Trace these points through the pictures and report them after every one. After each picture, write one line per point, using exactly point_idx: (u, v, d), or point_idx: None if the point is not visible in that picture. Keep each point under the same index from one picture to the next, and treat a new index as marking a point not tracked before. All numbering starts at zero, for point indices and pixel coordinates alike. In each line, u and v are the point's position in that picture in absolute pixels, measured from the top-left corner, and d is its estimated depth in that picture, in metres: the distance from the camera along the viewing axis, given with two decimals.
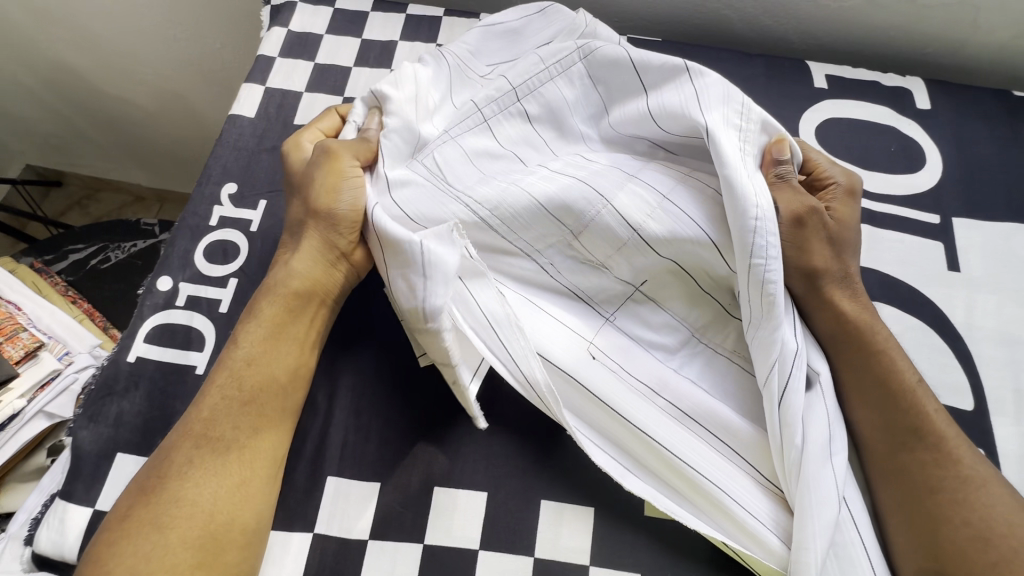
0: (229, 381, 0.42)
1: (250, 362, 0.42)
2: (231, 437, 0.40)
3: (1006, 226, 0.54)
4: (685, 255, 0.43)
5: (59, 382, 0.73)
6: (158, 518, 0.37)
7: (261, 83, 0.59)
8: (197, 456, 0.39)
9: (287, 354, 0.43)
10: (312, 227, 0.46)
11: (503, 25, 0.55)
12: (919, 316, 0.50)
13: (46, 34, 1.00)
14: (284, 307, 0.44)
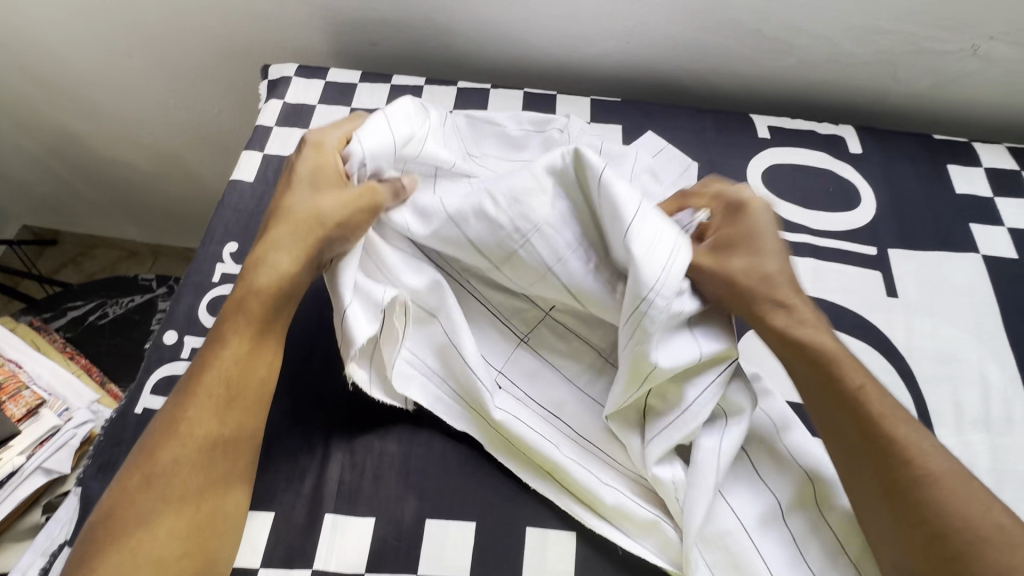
0: (190, 406, 0.44)
1: (212, 381, 0.45)
2: (192, 456, 0.43)
3: (936, 255, 0.60)
4: (584, 294, 0.47)
5: (59, 438, 0.75)
6: (146, 505, 0.41)
7: (259, 151, 0.65)
8: (155, 470, 0.42)
9: (244, 380, 0.45)
10: (302, 233, 0.48)
11: (504, 127, 0.61)
12: (864, 340, 0.55)
13: (54, 106, 1.06)
14: (259, 311, 0.47)
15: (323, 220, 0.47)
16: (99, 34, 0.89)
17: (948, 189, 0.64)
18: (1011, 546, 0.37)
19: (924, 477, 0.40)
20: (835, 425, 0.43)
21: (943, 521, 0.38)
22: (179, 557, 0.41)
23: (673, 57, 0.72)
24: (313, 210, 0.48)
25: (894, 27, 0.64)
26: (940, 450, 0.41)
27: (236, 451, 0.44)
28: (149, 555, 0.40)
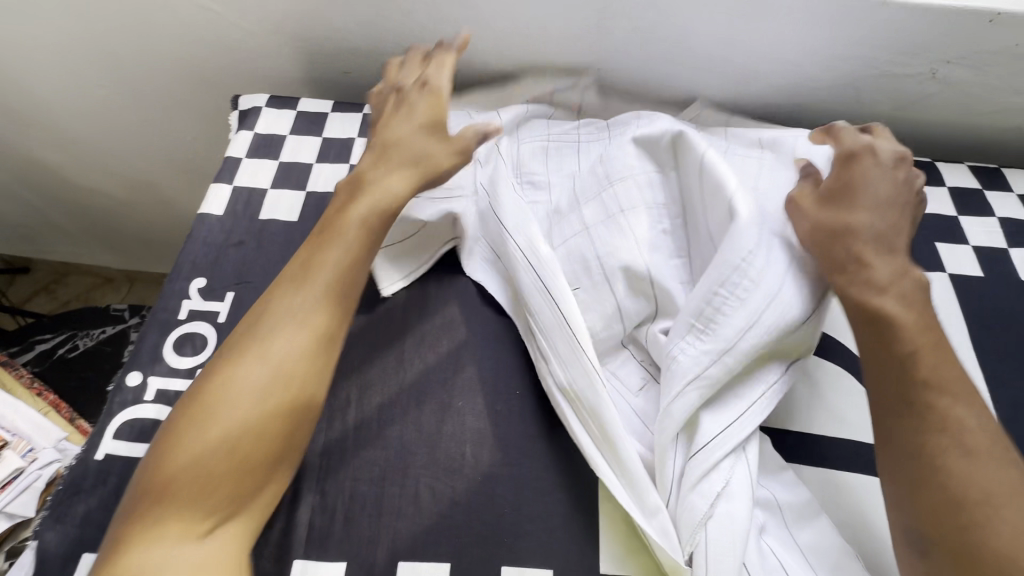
0: (270, 352, 0.44)
1: (298, 334, 0.45)
2: (267, 411, 0.43)
3: None
4: (657, 265, 0.52)
5: (22, 480, 0.72)
6: (185, 490, 0.40)
7: (228, 183, 0.64)
8: (230, 411, 0.42)
9: (324, 353, 0.46)
10: (411, 164, 0.54)
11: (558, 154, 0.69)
12: (836, 362, 0.55)
13: (22, 136, 1.04)
14: (324, 318, 0.46)
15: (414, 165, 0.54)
16: (64, 64, 0.87)
17: None
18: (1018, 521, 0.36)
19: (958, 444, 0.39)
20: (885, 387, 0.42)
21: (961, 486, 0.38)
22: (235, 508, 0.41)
23: (643, 82, 0.73)
24: (418, 148, 0.54)
25: (856, 52, 0.66)
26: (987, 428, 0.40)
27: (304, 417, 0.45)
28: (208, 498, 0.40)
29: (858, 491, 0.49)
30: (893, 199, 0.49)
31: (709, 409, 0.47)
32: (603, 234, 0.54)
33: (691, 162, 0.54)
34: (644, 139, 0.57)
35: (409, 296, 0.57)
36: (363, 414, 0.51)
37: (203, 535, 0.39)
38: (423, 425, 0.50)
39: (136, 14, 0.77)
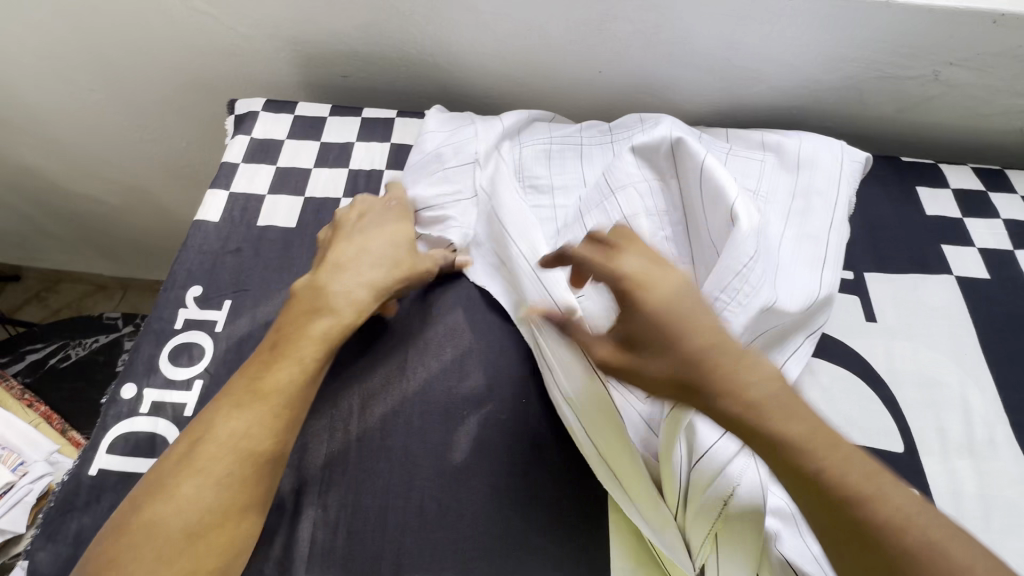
0: (217, 442, 0.41)
1: (242, 437, 0.42)
2: (208, 522, 0.40)
3: (911, 277, 0.60)
4: None
5: (13, 495, 0.70)
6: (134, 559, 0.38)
7: (225, 189, 0.63)
8: (173, 505, 0.40)
9: (268, 456, 0.42)
10: (387, 267, 0.51)
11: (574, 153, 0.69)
12: (846, 367, 0.55)
13: (12, 143, 1.02)
14: (285, 385, 0.44)
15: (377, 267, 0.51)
16: (55, 69, 0.86)
17: (919, 211, 0.65)
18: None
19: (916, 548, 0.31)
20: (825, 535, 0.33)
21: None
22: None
23: (643, 85, 0.72)
24: (386, 251, 0.52)
25: (858, 54, 0.65)
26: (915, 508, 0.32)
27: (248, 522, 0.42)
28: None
29: None
30: (693, 304, 0.39)
31: None
32: None
33: (689, 169, 0.54)
34: (642, 149, 0.57)
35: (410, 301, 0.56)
36: (366, 425, 0.49)
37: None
38: (428, 435, 0.49)
39: (129, 18, 0.76)
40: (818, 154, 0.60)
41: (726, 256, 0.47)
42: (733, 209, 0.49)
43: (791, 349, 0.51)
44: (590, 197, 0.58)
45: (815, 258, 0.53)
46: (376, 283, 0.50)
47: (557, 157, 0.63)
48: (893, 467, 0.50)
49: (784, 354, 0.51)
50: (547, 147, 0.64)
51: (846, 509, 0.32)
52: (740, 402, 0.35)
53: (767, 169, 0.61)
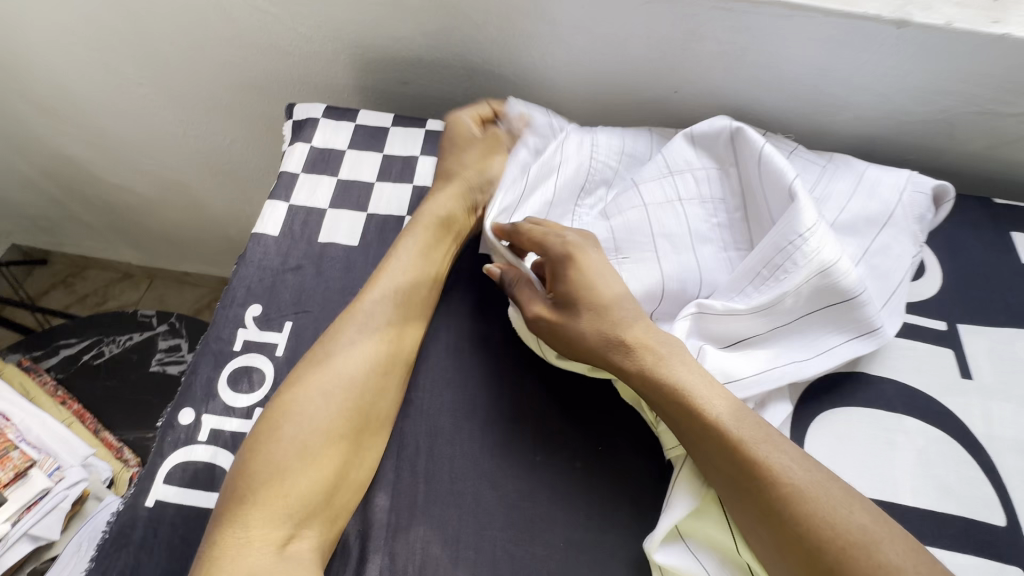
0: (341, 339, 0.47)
1: (364, 331, 0.48)
2: (340, 414, 0.45)
3: (1008, 331, 0.56)
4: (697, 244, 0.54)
5: (48, 502, 0.68)
6: (277, 455, 0.42)
7: (285, 201, 0.60)
8: (309, 403, 0.45)
9: (389, 359, 0.48)
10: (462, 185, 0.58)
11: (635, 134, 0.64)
12: (942, 429, 0.51)
13: (51, 131, 1.00)
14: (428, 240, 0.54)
15: (465, 172, 0.59)
16: (101, 60, 0.83)
17: (1015, 258, 0.61)
18: (874, 548, 0.36)
19: (797, 494, 0.38)
20: (718, 466, 0.41)
21: (823, 539, 0.36)
22: (311, 518, 0.42)
23: (718, 107, 0.69)
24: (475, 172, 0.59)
25: (958, 88, 0.61)
26: (804, 459, 0.40)
27: (378, 425, 0.46)
28: (287, 503, 0.41)
29: None
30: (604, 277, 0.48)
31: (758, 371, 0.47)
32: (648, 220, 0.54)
33: (752, 154, 0.54)
34: (700, 135, 0.57)
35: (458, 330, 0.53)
36: (435, 467, 0.47)
37: (281, 547, 0.40)
38: (506, 488, 0.46)
39: (183, 12, 0.73)
40: (881, 180, 0.57)
41: (775, 230, 0.48)
42: (792, 187, 0.50)
43: (837, 339, 0.49)
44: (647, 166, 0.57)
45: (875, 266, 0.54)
46: (459, 189, 0.58)
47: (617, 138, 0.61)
48: (994, 543, 0.46)
49: (832, 337, 0.49)
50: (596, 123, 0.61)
51: (796, 531, 0.37)
52: (647, 362, 0.45)
53: (825, 175, 0.58)
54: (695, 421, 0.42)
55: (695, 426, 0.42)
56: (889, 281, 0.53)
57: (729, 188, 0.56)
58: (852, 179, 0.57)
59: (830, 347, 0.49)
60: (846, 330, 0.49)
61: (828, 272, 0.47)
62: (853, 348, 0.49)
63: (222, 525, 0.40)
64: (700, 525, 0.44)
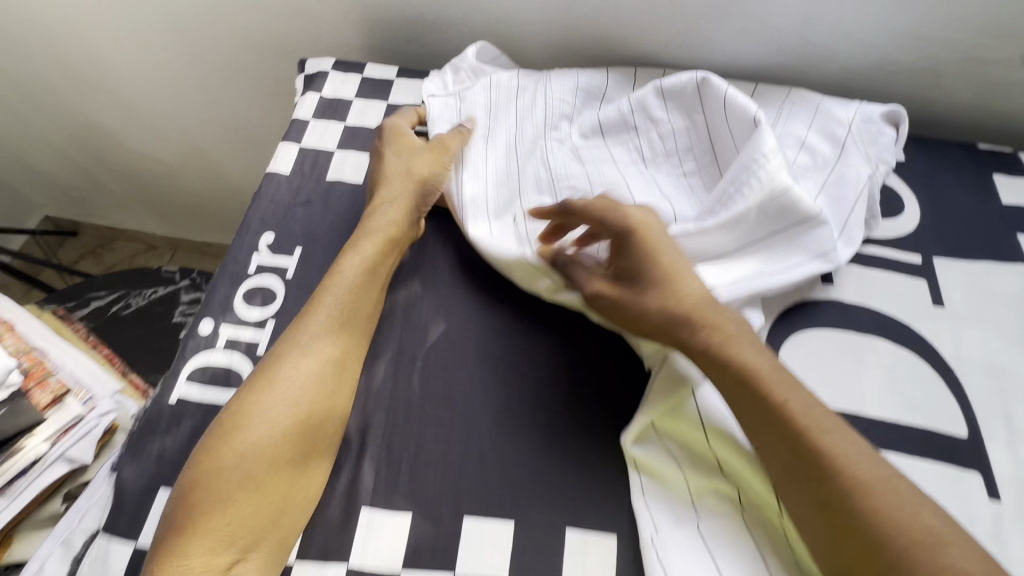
0: (278, 360, 0.47)
1: (307, 351, 0.47)
2: (281, 441, 0.44)
3: (983, 265, 0.59)
4: (663, 186, 0.60)
5: (82, 427, 0.75)
6: (216, 478, 0.42)
7: (296, 143, 0.64)
8: (247, 424, 0.44)
9: (333, 381, 0.47)
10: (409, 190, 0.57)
11: (592, 85, 0.68)
12: (911, 350, 0.54)
13: (83, 100, 1.07)
14: (377, 253, 0.53)
15: (414, 178, 0.58)
16: (127, 25, 0.89)
17: (995, 198, 0.63)
18: (941, 547, 0.35)
19: (861, 487, 0.38)
20: (778, 447, 0.41)
21: (884, 532, 0.36)
22: (255, 544, 0.41)
23: (708, 60, 0.71)
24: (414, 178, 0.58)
25: (941, 33, 0.63)
26: (868, 453, 0.40)
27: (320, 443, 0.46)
28: (229, 530, 0.41)
29: (931, 480, 0.48)
30: (675, 255, 0.49)
31: (726, 284, 0.51)
32: (615, 171, 0.61)
33: (716, 99, 0.60)
34: (669, 89, 0.63)
35: (454, 259, 0.58)
36: (429, 373, 0.51)
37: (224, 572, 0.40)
38: (496, 393, 0.50)
39: None
40: (853, 125, 0.60)
41: (741, 151, 0.52)
42: (758, 117, 0.55)
43: (796, 262, 0.53)
44: (616, 122, 0.65)
45: (844, 198, 0.57)
46: (408, 198, 0.57)
47: (585, 90, 0.67)
48: (955, 451, 0.49)
49: (795, 257, 0.53)
50: (546, 82, 0.67)
51: (850, 518, 0.37)
52: (720, 338, 0.44)
53: (783, 123, 0.63)
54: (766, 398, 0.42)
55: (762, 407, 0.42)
56: (850, 205, 0.57)
57: (694, 134, 0.62)
58: (805, 123, 0.62)
59: (796, 266, 0.53)
60: (806, 252, 0.53)
61: (784, 191, 0.51)
62: (814, 267, 0.53)
63: (162, 551, 0.40)
64: (672, 426, 0.47)
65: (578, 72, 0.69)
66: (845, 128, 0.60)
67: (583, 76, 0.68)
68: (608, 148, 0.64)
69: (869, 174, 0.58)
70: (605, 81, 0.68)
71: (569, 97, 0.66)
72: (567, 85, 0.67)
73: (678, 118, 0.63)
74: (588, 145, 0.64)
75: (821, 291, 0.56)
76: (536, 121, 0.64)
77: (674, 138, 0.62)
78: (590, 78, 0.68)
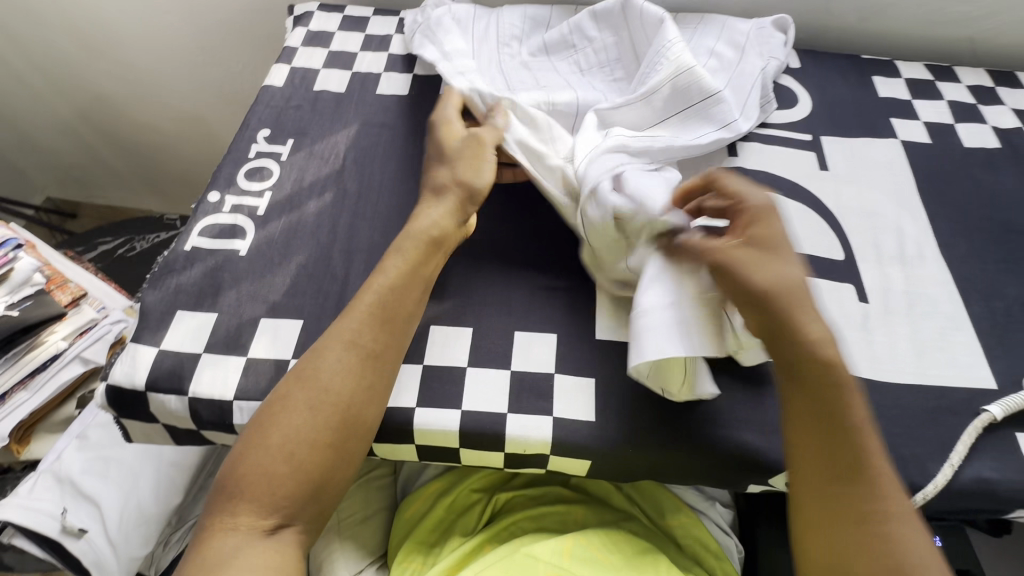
0: (327, 346, 0.49)
1: (353, 343, 0.49)
2: (327, 429, 0.46)
3: (862, 140, 0.71)
4: (596, 88, 0.71)
5: (96, 331, 0.84)
6: (268, 448, 0.45)
7: (287, 64, 0.76)
8: (299, 403, 0.47)
9: (374, 372, 0.49)
10: (455, 192, 0.57)
11: (539, 17, 0.79)
12: (799, 201, 0.65)
13: (90, 67, 1.19)
14: (420, 250, 0.54)
15: (456, 180, 0.57)
16: None
17: (874, 93, 0.76)
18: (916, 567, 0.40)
19: (879, 509, 0.42)
20: (811, 458, 0.44)
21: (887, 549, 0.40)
22: (295, 514, 0.45)
23: None
24: (462, 180, 0.57)
25: None
26: (899, 486, 0.43)
27: (363, 426, 0.48)
28: (274, 498, 0.44)
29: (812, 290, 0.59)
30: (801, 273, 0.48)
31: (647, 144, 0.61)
32: (556, 78, 0.72)
33: (637, 14, 0.72)
34: (602, 13, 0.75)
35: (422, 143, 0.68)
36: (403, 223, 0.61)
37: (267, 533, 0.43)
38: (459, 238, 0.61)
39: None
40: (749, 35, 0.73)
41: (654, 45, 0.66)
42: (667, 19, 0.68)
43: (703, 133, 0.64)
44: (558, 42, 0.76)
45: (742, 90, 0.69)
46: (453, 202, 0.56)
47: (532, 18, 0.79)
48: (833, 269, 0.60)
49: (702, 129, 0.64)
50: (499, 13, 0.79)
51: (853, 532, 0.41)
52: (823, 354, 0.45)
53: (697, 36, 0.75)
54: (822, 424, 0.44)
55: (814, 429, 0.44)
56: (748, 92, 0.69)
57: (623, 47, 0.74)
58: (714, 37, 0.74)
59: (705, 134, 0.64)
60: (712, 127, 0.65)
61: (687, 69, 0.63)
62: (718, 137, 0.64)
63: (216, 509, 0.45)
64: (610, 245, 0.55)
65: (527, 8, 0.81)
66: (743, 36, 0.73)
67: (531, 11, 0.80)
68: (551, 63, 0.75)
69: (762, 68, 0.71)
70: (550, 13, 0.80)
71: (519, 25, 0.78)
72: (517, 16, 0.79)
73: (609, 36, 0.75)
74: (534, 60, 0.75)
75: (727, 163, 0.68)
76: (490, 41, 0.75)
77: (605, 53, 0.74)
78: (536, 11, 0.80)
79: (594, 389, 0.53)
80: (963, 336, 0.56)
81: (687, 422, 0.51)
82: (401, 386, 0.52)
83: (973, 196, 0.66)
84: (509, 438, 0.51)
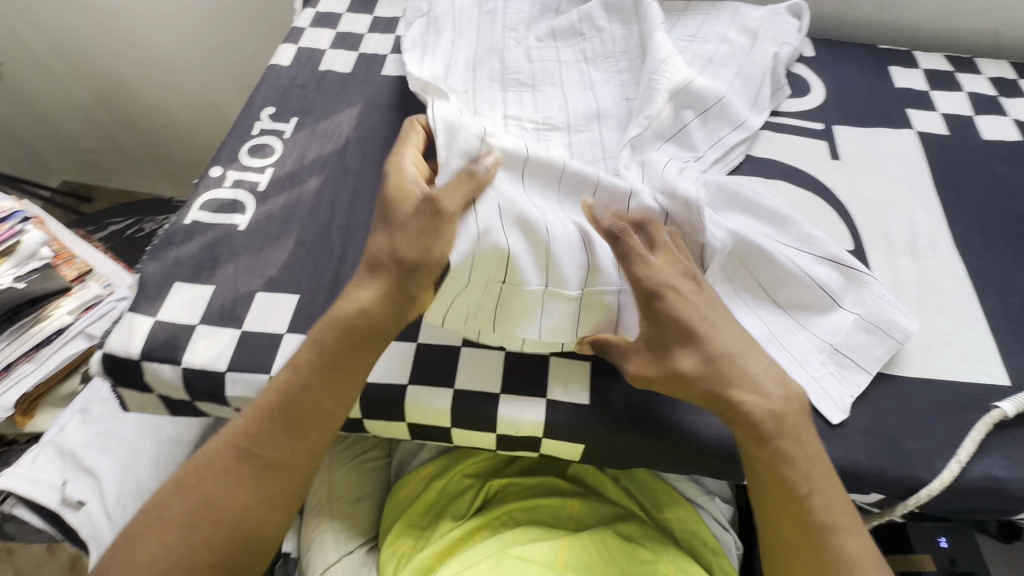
0: (229, 446, 0.46)
1: (247, 452, 0.46)
2: (214, 535, 0.44)
3: (876, 130, 0.69)
4: (600, 78, 0.71)
5: (102, 308, 0.85)
6: (153, 543, 0.43)
7: (294, 44, 0.76)
8: (197, 501, 0.45)
9: (269, 484, 0.46)
10: (390, 268, 0.47)
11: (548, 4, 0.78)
12: (809, 189, 0.64)
13: (104, 49, 1.20)
14: (337, 350, 0.47)
15: (411, 254, 0.46)
16: None
17: (890, 83, 0.74)
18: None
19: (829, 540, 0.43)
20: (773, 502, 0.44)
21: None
22: None
23: None
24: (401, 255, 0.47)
25: None
26: (848, 512, 0.44)
27: (257, 537, 0.45)
28: None
29: None
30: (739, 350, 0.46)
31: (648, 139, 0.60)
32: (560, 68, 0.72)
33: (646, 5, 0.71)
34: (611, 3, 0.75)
35: None
36: None
37: None
38: None
39: None
40: (761, 22, 0.72)
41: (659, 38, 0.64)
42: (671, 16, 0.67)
43: (705, 124, 0.63)
44: (565, 31, 0.75)
45: (750, 81, 0.68)
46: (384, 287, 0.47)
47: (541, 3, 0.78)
48: None
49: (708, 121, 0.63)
50: None
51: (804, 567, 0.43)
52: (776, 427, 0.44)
53: (710, 22, 0.73)
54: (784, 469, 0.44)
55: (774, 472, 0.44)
56: (757, 83, 0.68)
57: (632, 36, 0.72)
58: (726, 23, 0.72)
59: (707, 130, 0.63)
60: (716, 118, 0.64)
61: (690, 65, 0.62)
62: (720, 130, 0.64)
63: None
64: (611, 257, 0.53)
65: None
66: (755, 22, 0.71)
67: None
68: (557, 49, 0.74)
69: (774, 55, 0.70)
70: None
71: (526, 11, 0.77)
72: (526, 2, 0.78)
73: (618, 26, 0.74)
74: (541, 46, 0.74)
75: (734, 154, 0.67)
76: (496, 25, 0.74)
77: (613, 40, 0.73)
78: None
79: (589, 373, 0.52)
80: (976, 331, 0.54)
81: (683, 410, 0.50)
82: (394, 363, 0.52)
83: (992, 189, 0.64)
84: (501, 419, 0.50)
